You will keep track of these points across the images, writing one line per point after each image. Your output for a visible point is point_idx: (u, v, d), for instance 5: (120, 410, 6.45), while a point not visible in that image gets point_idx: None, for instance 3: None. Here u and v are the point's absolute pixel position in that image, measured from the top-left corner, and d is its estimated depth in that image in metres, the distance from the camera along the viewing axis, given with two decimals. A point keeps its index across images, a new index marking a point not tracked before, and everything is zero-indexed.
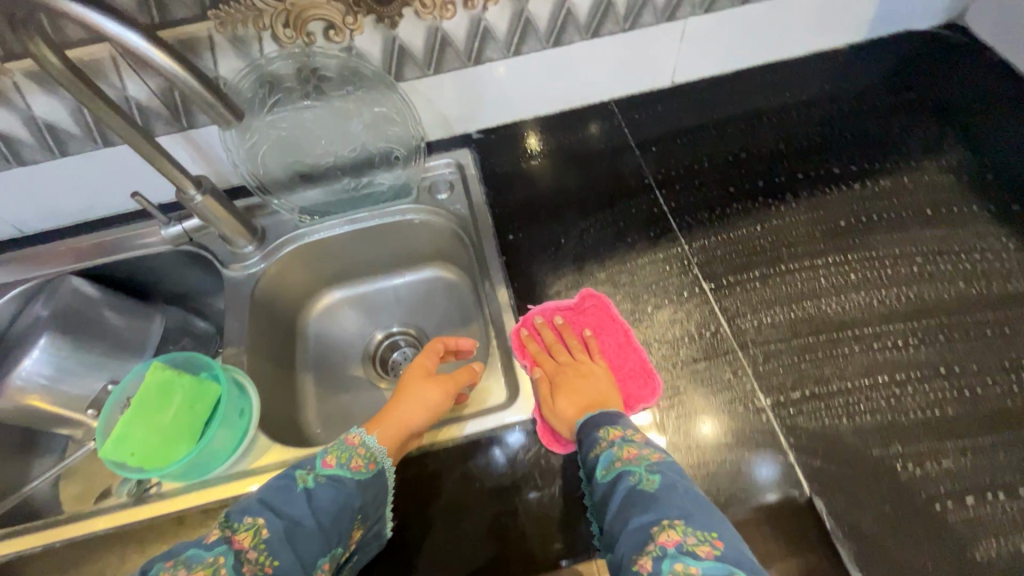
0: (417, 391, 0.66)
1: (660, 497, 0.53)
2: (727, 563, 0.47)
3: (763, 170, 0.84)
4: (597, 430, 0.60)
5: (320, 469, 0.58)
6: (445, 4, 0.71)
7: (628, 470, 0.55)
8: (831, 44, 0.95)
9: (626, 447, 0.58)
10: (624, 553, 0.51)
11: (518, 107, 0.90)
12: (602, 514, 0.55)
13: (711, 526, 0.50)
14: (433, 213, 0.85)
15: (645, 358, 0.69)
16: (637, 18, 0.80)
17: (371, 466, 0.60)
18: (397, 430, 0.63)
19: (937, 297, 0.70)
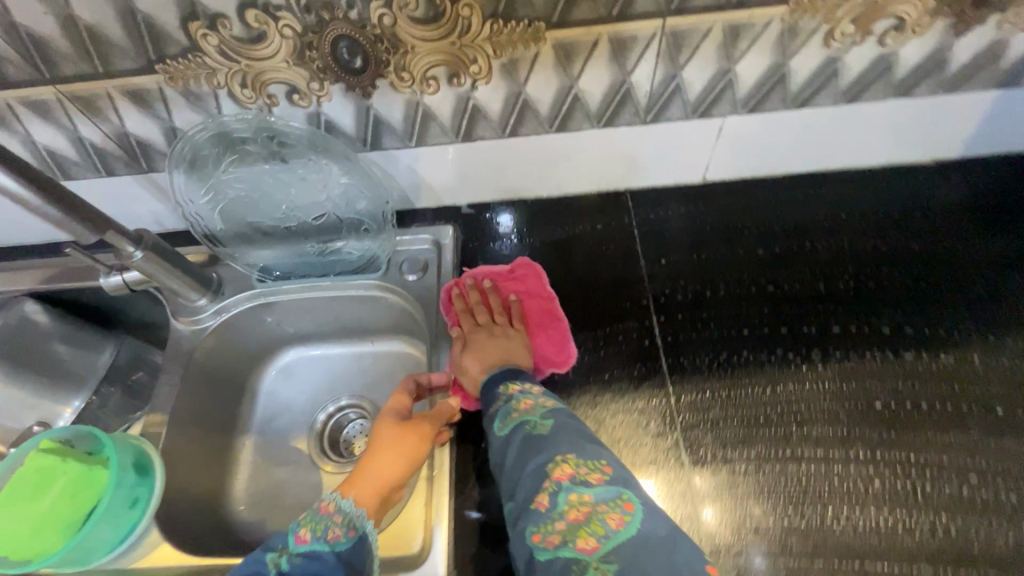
0: (392, 442, 0.60)
1: (551, 437, 0.54)
2: (617, 485, 0.50)
3: (791, 311, 0.68)
4: (500, 386, 0.62)
5: (293, 547, 0.52)
6: (425, 78, 0.61)
7: (524, 419, 0.57)
8: (911, 157, 0.77)
9: (523, 399, 0.59)
10: (521, 494, 0.52)
11: (517, 185, 0.78)
12: (499, 466, 0.56)
13: (600, 455, 0.53)
14: (397, 296, 0.76)
15: (565, 328, 0.69)
16: (661, 111, 0.67)
17: (351, 534, 0.54)
18: (378, 490, 0.57)
19: (987, 538, 0.53)
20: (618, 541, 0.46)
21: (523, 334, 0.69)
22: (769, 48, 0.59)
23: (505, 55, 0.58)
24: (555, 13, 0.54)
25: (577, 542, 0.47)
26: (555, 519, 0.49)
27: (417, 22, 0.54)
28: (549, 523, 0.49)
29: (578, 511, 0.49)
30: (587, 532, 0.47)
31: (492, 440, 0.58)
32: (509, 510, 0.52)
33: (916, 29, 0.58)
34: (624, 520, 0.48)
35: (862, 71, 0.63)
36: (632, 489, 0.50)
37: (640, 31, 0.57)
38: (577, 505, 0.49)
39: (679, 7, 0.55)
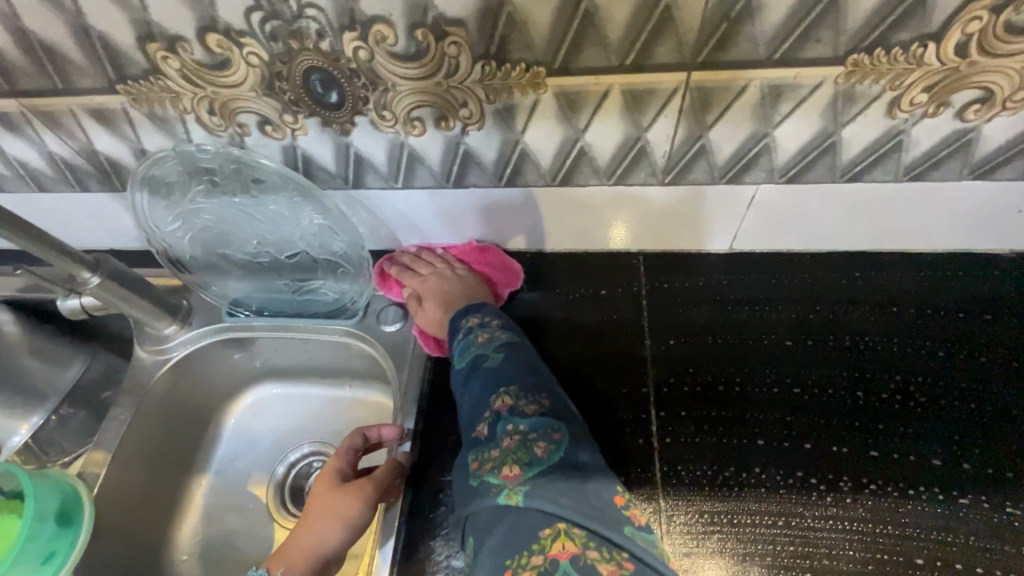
0: (327, 508, 0.55)
1: (499, 370, 0.53)
2: (551, 418, 0.47)
3: (818, 422, 0.57)
4: (462, 320, 0.60)
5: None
6: (410, 119, 0.54)
7: (478, 353, 0.55)
8: (988, 246, 0.65)
9: (480, 331, 0.58)
10: (469, 425, 0.50)
11: (516, 237, 0.70)
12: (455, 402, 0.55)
13: (545, 391, 0.51)
14: (370, 347, 0.69)
15: (495, 249, 0.69)
16: (682, 173, 0.57)
17: None
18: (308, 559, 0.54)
19: None
20: (538, 468, 0.43)
21: (474, 273, 0.68)
22: (818, 112, 0.49)
23: (500, 100, 0.51)
24: (557, 58, 0.46)
25: (500, 468, 0.43)
26: (488, 446, 0.46)
27: (398, 59, 0.47)
28: (481, 450, 0.46)
29: (508, 438, 0.46)
30: (511, 459, 0.44)
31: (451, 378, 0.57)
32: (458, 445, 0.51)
33: (1009, 105, 0.47)
34: (548, 449, 0.44)
35: (932, 147, 0.52)
36: (566, 423, 0.48)
37: (660, 85, 0.48)
38: (510, 434, 0.46)
39: (708, 60, 0.45)
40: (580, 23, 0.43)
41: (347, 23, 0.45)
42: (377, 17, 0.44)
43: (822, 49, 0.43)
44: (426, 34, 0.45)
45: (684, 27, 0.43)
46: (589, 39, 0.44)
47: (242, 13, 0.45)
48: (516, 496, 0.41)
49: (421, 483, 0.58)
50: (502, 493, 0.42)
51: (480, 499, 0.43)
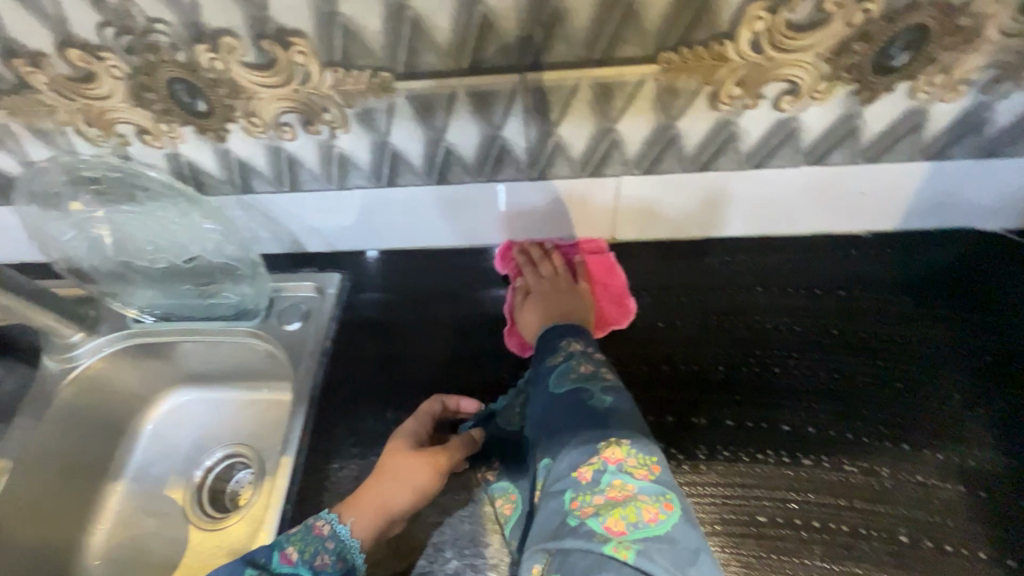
0: (402, 469, 0.55)
1: (608, 413, 0.52)
2: (664, 487, 0.47)
3: (684, 397, 0.61)
4: (562, 341, 0.61)
5: (278, 566, 0.50)
6: (279, 124, 0.57)
7: (580, 385, 0.55)
8: (846, 228, 0.69)
9: (583, 362, 0.58)
10: (564, 458, 0.50)
11: (410, 235, 0.73)
12: (544, 418, 0.55)
13: (655, 452, 0.49)
14: (270, 346, 0.71)
15: (624, 285, 0.69)
16: (547, 168, 0.61)
17: (338, 565, 0.51)
18: (377, 517, 0.53)
19: None
20: (646, 534, 0.43)
21: (588, 294, 0.69)
22: (649, 107, 0.53)
23: (358, 104, 0.54)
24: (398, 63, 0.50)
25: (607, 519, 0.44)
26: (594, 493, 0.46)
27: (252, 68, 0.50)
28: (586, 494, 0.47)
29: (619, 492, 0.46)
30: (619, 514, 0.44)
31: (542, 394, 0.57)
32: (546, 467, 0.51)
33: (816, 95, 0.51)
34: (658, 518, 0.44)
35: (761, 136, 0.56)
36: (677, 494, 0.46)
37: (499, 85, 0.51)
38: (618, 488, 0.46)
39: (535, 62, 0.49)
40: (410, 31, 0.47)
41: (195, 35, 0.48)
42: (224, 29, 0.47)
43: (632, 48, 0.48)
44: (271, 44, 0.48)
45: (505, 32, 0.47)
46: (422, 45, 0.48)
47: (95, 28, 0.48)
48: (625, 552, 0.42)
49: (310, 474, 0.60)
50: (607, 543, 0.43)
51: (580, 543, 0.44)
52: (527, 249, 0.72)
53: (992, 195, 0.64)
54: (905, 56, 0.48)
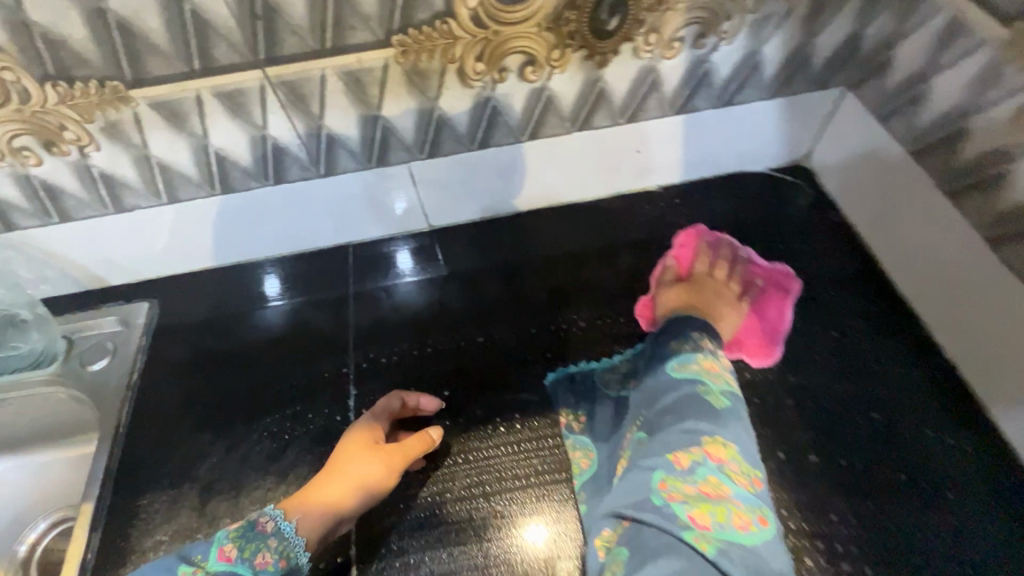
0: (356, 468, 0.52)
1: (721, 415, 0.52)
2: (760, 502, 0.47)
3: (505, 365, 0.64)
4: (693, 332, 0.59)
5: (212, 565, 0.44)
6: (16, 150, 0.53)
7: (699, 382, 0.54)
8: (642, 184, 0.74)
9: (708, 359, 0.57)
10: (660, 440, 0.51)
11: (212, 253, 0.70)
12: (665, 391, 0.55)
13: (757, 469, 0.50)
14: (70, 392, 0.65)
15: (783, 329, 0.64)
16: (331, 164, 0.61)
17: (280, 565, 0.46)
18: (329, 513, 0.50)
19: None
20: (730, 537, 0.44)
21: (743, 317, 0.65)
22: (406, 91, 0.55)
23: (98, 118, 0.51)
24: (123, 71, 0.48)
25: (694, 510, 0.46)
26: (687, 482, 0.47)
27: None
28: (678, 480, 0.47)
29: (713, 489, 0.47)
30: (709, 510, 0.45)
31: (661, 372, 0.57)
32: (642, 438, 0.53)
33: (554, 64, 0.56)
34: (747, 526, 0.45)
35: (522, 108, 0.60)
36: (771, 513, 0.47)
37: (245, 83, 0.51)
38: (714, 486, 0.47)
39: (270, 56, 0.49)
40: (120, 35, 0.45)
41: None
42: None
43: (361, 34, 0.49)
44: None
45: (225, 29, 0.46)
46: (141, 48, 0.46)
47: None
48: (705, 544, 0.43)
49: (117, 515, 0.56)
50: (691, 531, 0.44)
51: (661, 521, 0.46)
52: (715, 253, 0.70)
53: (751, 139, 0.71)
54: (614, 20, 0.53)
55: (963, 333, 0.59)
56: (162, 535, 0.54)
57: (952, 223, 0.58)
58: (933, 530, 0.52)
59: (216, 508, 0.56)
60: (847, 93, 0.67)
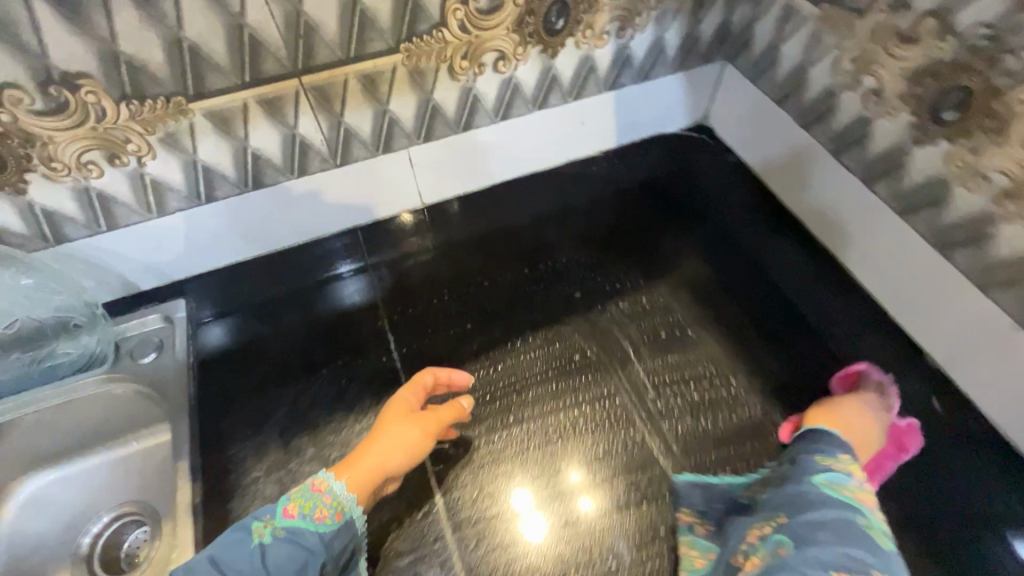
0: (395, 433, 0.62)
1: (880, 552, 0.50)
2: None
3: (509, 299, 0.80)
4: (839, 449, 0.59)
5: (280, 521, 0.55)
6: (82, 164, 0.61)
7: (855, 509, 0.53)
8: (586, 151, 0.93)
9: (862, 488, 0.56)
10: (816, 550, 0.50)
11: (239, 246, 0.80)
12: (815, 498, 0.54)
13: None
14: (131, 387, 0.72)
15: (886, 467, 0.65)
16: (346, 154, 0.74)
17: (337, 517, 0.56)
18: (374, 473, 0.60)
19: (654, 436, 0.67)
20: None
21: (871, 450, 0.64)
22: (409, 88, 0.70)
23: (159, 130, 0.61)
24: (188, 87, 0.59)
25: None
26: None
27: (41, 114, 0.55)
28: None
29: None
30: None
31: (804, 480, 0.56)
32: (784, 543, 0.52)
33: (518, 58, 0.73)
34: None
35: (496, 94, 0.76)
36: None
37: (284, 91, 0.64)
38: None
39: (306, 66, 0.62)
40: (189, 57, 0.56)
41: None
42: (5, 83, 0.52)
43: (377, 44, 0.64)
44: (59, 89, 0.54)
45: (273, 47, 0.59)
46: (205, 68, 0.58)
47: None
48: None
49: (212, 465, 0.65)
50: None
51: None
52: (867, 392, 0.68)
53: (663, 106, 0.92)
54: (561, 22, 0.72)
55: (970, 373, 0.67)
56: (257, 472, 0.65)
57: (804, 143, 0.80)
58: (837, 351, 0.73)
59: (300, 442, 0.67)
60: (727, 64, 0.89)
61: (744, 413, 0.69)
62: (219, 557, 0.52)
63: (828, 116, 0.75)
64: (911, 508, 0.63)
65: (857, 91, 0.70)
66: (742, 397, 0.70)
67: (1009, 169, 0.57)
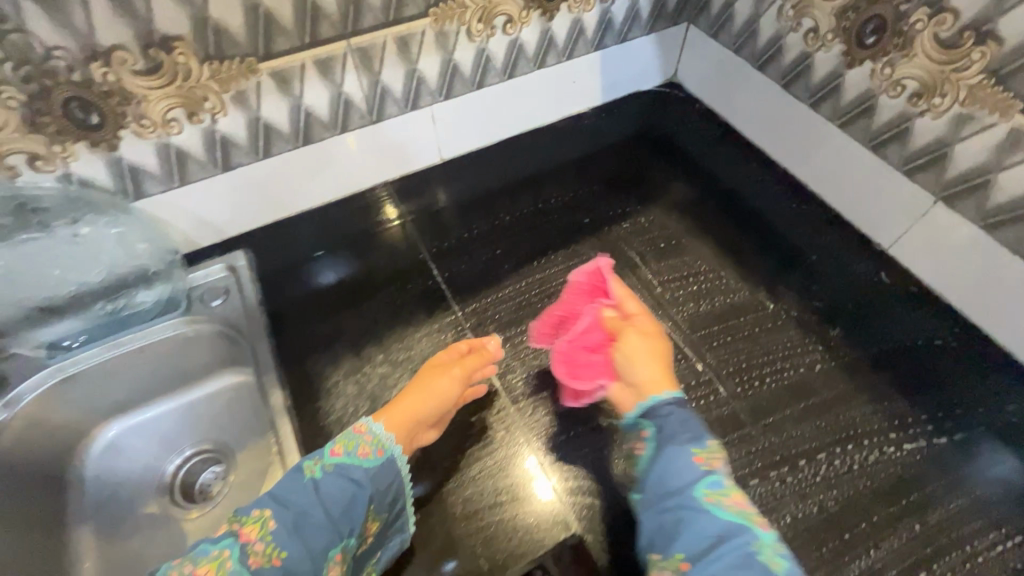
0: (427, 382, 0.69)
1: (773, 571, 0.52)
2: None
3: (530, 231, 0.92)
4: (681, 442, 0.61)
5: (328, 458, 0.62)
6: (166, 122, 0.71)
7: (741, 527, 0.55)
8: (577, 107, 1.07)
9: (735, 498, 0.57)
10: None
11: (287, 201, 0.90)
12: (697, 517, 0.56)
13: None
14: (207, 325, 0.80)
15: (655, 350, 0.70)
16: (381, 111, 0.86)
17: (379, 453, 0.64)
18: (407, 418, 0.67)
19: (666, 320, 0.81)
20: None
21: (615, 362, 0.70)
22: (435, 49, 0.83)
23: (232, 88, 0.72)
24: (259, 48, 0.70)
25: None
26: None
27: (140, 74, 0.65)
28: None
29: None
30: None
31: (691, 498, 0.57)
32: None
33: (522, 21, 0.87)
34: None
35: (504, 54, 0.90)
36: None
37: (334, 52, 0.75)
38: None
39: (354, 30, 0.74)
40: (263, 20, 0.68)
41: (89, 55, 0.62)
42: (115, 46, 0.62)
43: (411, 9, 0.76)
44: (158, 51, 0.65)
45: (329, 13, 0.71)
46: (274, 31, 0.69)
47: None
48: None
49: (297, 375, 0.76)
50: None
51: None
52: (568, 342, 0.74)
53: (639, 65, 1.07)
54: None
55: (927, 254, 0.81)
56: (336, 377, 0.76)
57: (761, 82, 0.96)
58: (802, 240, 0.90)
59: (370, 351, 0.79)
60: (690, 26, 1.04)
61: (736, 296, 0.84)
62: (279, 492, 0.60)
63: (778, 56, 0.91)
64: (873, 342, 0.79)
65: (799, 32, 0.86)
66: (732, 285, 0.85)
67: (917, 74, 0.74)
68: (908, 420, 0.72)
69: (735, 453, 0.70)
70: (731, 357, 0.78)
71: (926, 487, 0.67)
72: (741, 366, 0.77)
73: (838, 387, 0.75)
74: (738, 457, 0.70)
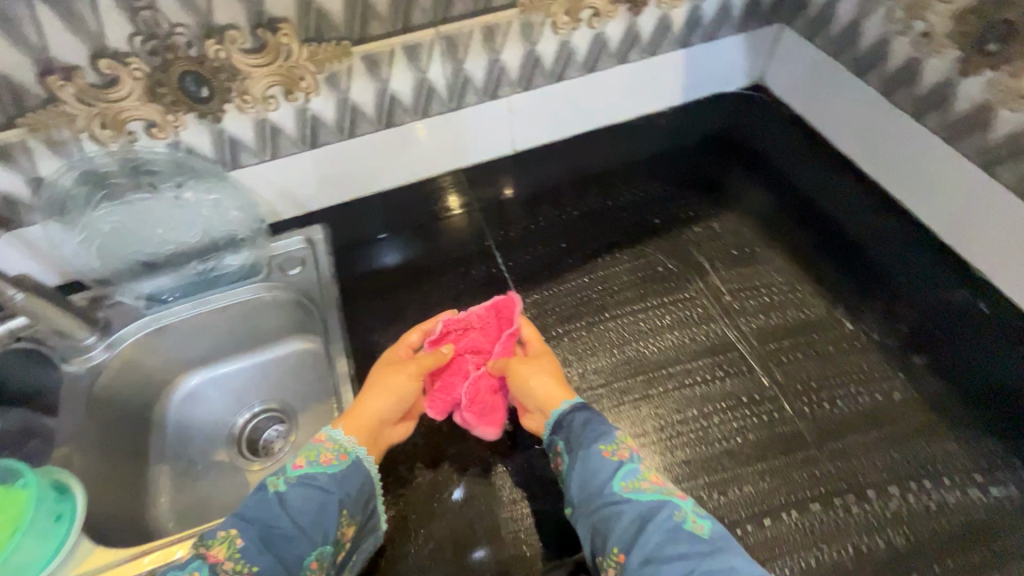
0: (384, 382, 0.70)
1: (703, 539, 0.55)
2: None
3: (597, 227, 0.91)
4: (590, 442, 0.63)
5: (290, 471, 0.61)
6: (265, 98, 0.76)
7: (664, 503, 0.57)
8: (655, 107, 1.05)
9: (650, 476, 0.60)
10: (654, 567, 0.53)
11: (364, 181, 0.94)
12: (622, 507, 0.57)
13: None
14: (283, 292, 0.84)
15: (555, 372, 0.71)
16: (461, 99, 0.88)
17: (343, 457, 0.63)
18: (367, 418, 0.67)
19: (733, 330, 0.79)
20: None
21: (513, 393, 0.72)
22: (519, 40, 0.84)
23: (326, 70, 0.76)
24: (355, 31, 0.73)
25: None
26: None
27: (248, 53, 0.70)
28: None
29: None
30: None
31: (615, 491, 0.59)
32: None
33: (609, 14, 0.86)
34: None
35: (587, 48, 0.89)
36: None
37: (422, 39, 0.78)
38: None
39: (444, 18, 0.77)
40: (361, 5, 0.71)
41: (206, 32, 0.67)
42: (229, 25, 0.67)
43: None
44: (265, 32, 0.69)
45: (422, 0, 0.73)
46: (370, 16, 0.73)
47: (126, 38, 0.64)
48: None
49: (362, 347, 0.81)
50: None
51: None
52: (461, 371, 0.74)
53: (724, 66, 1.03)
54: None
55: None
56: None
57: (859, 88, 0.90)
58: (889, 257, 0.84)
59: None
60: (784, 27, 0.99)
61: (811, 312, 0.80)
62: (245, 511, 0.58)
63: (881, 62, 0.85)
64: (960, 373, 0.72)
65: (908, 36, 0.80)
66: (807, 300, 0.81)
67: None
68: (996, 463, 0.66)
69: (798, 473, 0.67)
70: (798, 374, 0.74)
71: (1011, 537, 0.62)
72: (810, 385, 0.73)
73: (915, 418, 0.70)
74: (802, 477, 0.66)
